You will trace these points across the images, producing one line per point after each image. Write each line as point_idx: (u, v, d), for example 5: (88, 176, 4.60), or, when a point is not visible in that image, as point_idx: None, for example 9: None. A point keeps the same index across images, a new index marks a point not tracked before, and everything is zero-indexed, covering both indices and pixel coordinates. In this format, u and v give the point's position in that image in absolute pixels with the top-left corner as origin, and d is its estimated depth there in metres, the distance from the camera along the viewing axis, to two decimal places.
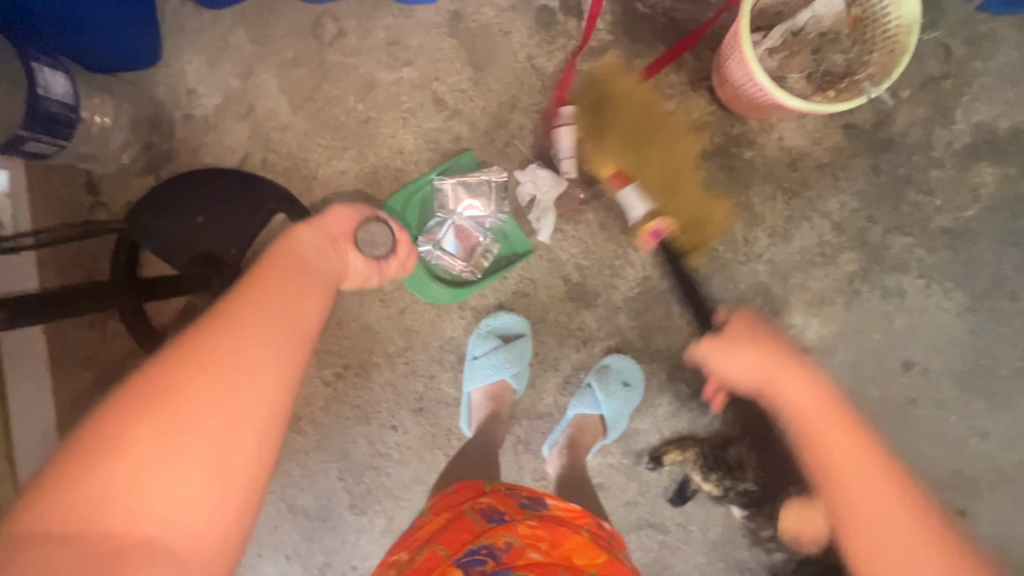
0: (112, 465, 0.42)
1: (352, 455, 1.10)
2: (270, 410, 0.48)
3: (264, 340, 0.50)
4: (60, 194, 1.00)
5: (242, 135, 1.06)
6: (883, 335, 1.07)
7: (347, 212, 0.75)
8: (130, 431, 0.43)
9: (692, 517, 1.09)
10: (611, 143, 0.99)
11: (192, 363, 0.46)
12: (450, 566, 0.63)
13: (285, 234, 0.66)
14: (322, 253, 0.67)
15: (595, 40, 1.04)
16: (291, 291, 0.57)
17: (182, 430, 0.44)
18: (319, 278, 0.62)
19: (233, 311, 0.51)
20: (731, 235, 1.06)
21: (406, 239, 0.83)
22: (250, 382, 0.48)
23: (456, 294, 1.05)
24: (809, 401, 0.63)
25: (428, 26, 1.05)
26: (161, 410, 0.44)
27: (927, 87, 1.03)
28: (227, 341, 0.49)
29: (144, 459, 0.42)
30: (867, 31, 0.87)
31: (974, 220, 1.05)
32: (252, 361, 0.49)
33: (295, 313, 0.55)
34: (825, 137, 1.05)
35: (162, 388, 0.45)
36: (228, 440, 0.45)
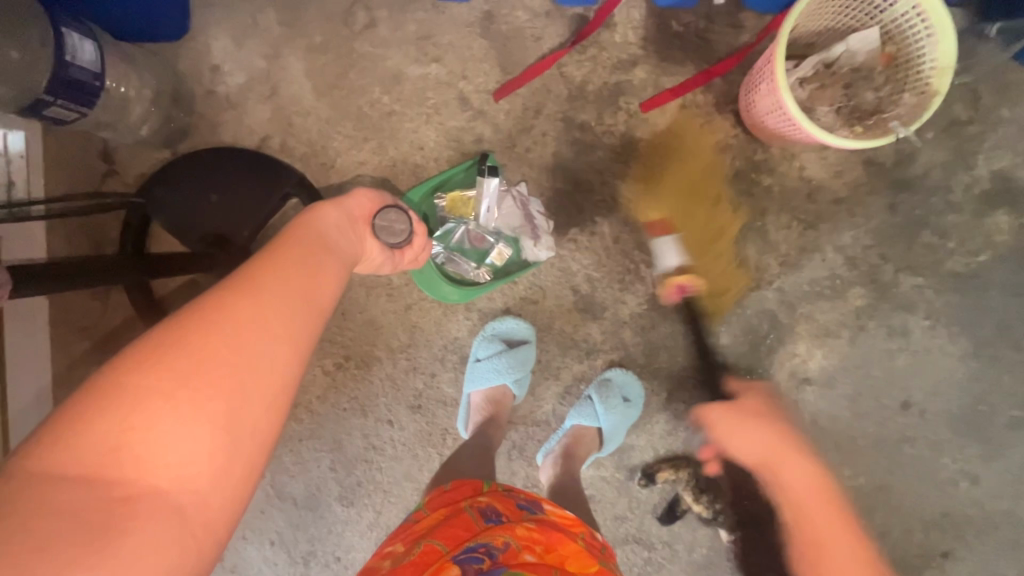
0: (126, 412, 0.39)
1: (345, 447, 1.09)
2: (284, 376, 0.47)
3: (285, 305, 0.49)
4: (74, 160, 0.99)
5: (263, 117, 1.05)
6: (884, 372, 1.07)
7: (371, 196, 0.73)
8: (148, 378, 0.40)
9: (678, 536, 1.10)
10: (667, 190, 1.01)
11: (215, 317, 0.44)
12: (447, 562, 0.62)
13: (307, 207, 0.64)
14: (343, 231, 0.66)
15: (626, 53, 1.04)
16: (311, 263, 0.55)
17: (201, 384, 0.42)
18: (337, 254, 0.60)
19: (255, 273, 0.49)
20: (744, 260, 1.06)
21: (423, 232, 0.81)
22: (270, 345, 0.46)
23: (465, 294, 1.04)
24: (805, 487, 0.76)
25: (460, 24, 1.04)
26: (184, 361, 0.42)
27: (951, 130, 1.03)
28: (252, 301, 0.47)
29: (160, 409, 0.40)
30: (900, 71, 0.87)
31: (986, 265, 1.05)
32: (273, 325, 0.47)
33: (314, 284, 0.53)
34: (845, 171, 1.05)
35: (184, 338, 0.43)
36: (243, 401, 0.43)
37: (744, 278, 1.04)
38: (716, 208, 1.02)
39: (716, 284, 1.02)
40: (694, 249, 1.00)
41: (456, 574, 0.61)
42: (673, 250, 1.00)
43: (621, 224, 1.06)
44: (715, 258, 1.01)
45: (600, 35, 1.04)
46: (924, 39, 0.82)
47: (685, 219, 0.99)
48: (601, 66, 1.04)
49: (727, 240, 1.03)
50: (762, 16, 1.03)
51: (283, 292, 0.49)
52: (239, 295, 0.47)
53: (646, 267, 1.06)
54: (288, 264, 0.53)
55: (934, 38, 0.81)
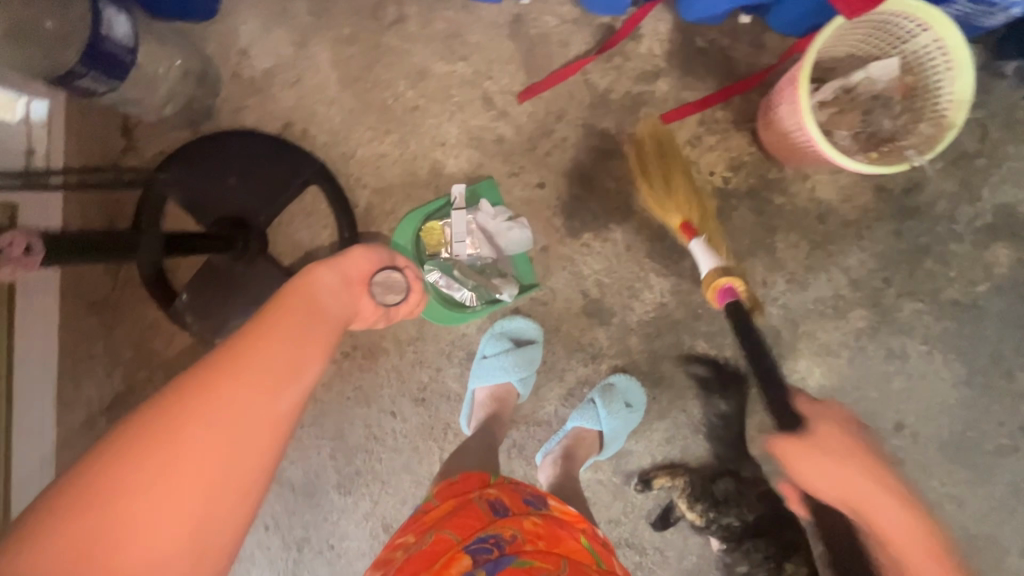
0: (101, 514, 0.39)
1: (347, 435, 1.10)
2: (258, 469, 0.45)
3: (265, 392, 0.46)
4: (96, 134, 1.00)
5: (286, 103, 1.06)
6: (880, 394, 1.10)
7: (370, 252, 0.66)
8: (124, 477, 0.40)
9: (670, 542, 1.11)
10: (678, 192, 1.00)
11: (190, 410, 0.43)
12: (458, 553, 0.64)
13: (303, 270, 0.59)
14: (337, 296, 0.60)
15: (650, 65, 1.06)
16: (298, 336, 0.51)
17: (175, 483, 0.41)
18: (326, 324, 0.56)
19: (233, 354, 0.46)
20: (751, 276, 1.08)
21: (420, 289, 0.73)
22: (246, 436, 0.44)
23: (457, 317, 1.07)
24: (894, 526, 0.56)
25: (489, 25, 1.06)
26: (159, 451, 0.41)
27: (959, 162, 1.06)
28: (235, 384, 0.45)
29: (135, 509, 0.40)
30: (917, 101, 0.90)
31: (984, 296, 1.08)
32: (249, 415, 0.44)
33: (302, 356, 0.50)
34: (855, 195, 1.07)
35: (159, 434, 0.41)
36: (217, 497, 0.42)
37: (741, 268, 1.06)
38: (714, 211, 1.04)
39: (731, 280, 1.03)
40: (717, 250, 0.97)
41: (467, 565, 0.63)
42: (705, 251, 0.95)
43: (634, 232, 1.07)
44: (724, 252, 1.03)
45: (625, 46, 1.06)
46: (943, 72, 0.85)
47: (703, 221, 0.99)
48: (625, 76, 1.06)
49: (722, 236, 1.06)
50: (784, 39, 1.05)
51: (263, 375, 0.46)
52: (217, 381, 0.44)
53: (656, 276, 1.08)
54: (278, 335, 0.50)
55: (953, 72, 0.83)
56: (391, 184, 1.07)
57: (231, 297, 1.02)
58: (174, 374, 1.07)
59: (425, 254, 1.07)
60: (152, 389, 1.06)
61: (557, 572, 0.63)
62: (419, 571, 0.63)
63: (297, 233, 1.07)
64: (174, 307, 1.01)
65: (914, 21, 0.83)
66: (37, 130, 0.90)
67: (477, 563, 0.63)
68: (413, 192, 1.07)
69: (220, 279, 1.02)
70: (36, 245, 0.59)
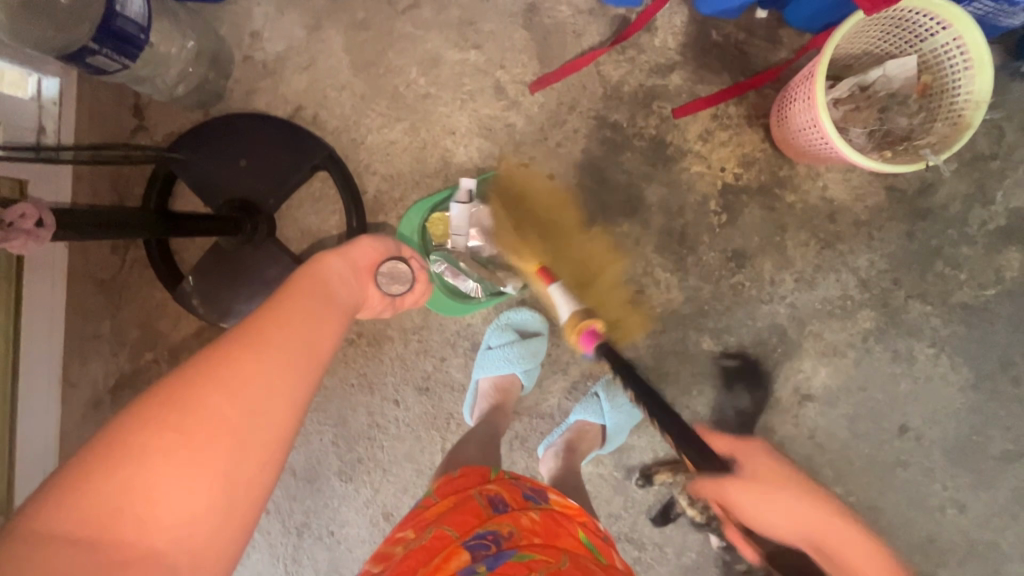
0: (129, 475, 0.40)
1: (350, 422, 1.10)
2: (278, 438, 0.46)
3: (286, 364, 0.47)
4: (107, 112, 1.00)
5: (298, 87, 1.05)
6: (885, 396, 1.09)
7: (376, 243, 0.67)
8: (151, 440, 0.41)
9: (670, 539, 1.11)
10: (529, 239, 0.97)
11: (215, 378, 0.44)
12: (457, 548, 0.62)
13: (313, 256, 0.60)
14: (347, 281, 0.61)
15: (664, 58, 1.05)
16: (315, 313, 0.52)
17: (199, 448, 0.42)
18: (341, 306, 0.57)
19: (256, 328, 0.48)
20: (759, 273, 1.07)
21: (424, 279, 0.74)
22: (267, 406, 0.45)
23: (463, 309, 1.07)
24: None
25: (503, 13, 1.05)
26: (183, 418, 0.42)
27: (973, 164, 1.05)
28: (256, 357, 0.46)
29: (161, 471, 0.41)
30: (934, 101, 0.89)
31: (994, 300, 1.07)
32: (270, 387, 0.46)
33: (319, 332, 0.51)
34: (867, 195, 1.06)
35: (186, 399, 0.43)
36: (240, 462, 0.44)
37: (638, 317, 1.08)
38: (591, 248, 1.05)
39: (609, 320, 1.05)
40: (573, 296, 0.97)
41: (465, 560, 0.61)
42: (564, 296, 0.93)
43: (642, 226, 1.07)
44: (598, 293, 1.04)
45: (640, 38, 1.05)
46: (961, 71, 0.84)
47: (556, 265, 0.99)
48: (638, 69, 1.05)
49: (604, 280, 1.05)
50: (800, 34, 1.04)
51: (285, 350, 0.48)
52: (240, 352, 0.46)
53: (663, 271, 1.07)
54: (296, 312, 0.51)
55: (971, 72, 0.82)
56: (400, 171, 1.07)
57: (237, 280, 1.02)
58: (179, 356, 1.07)
59: (431, 244, 1.06)
60: (157, 371, 1.06)
61: (558, 565, 0.61)
62: (417, 566, 0.62)
63: (305, 218, 1.07)
64: (182, 289, 1.02)
65: (934, 19, 0.82)
66: (47, 106, 0.91)
67: (475, 558, 0.61)
68: (421, 180, 1.07)
69: (227, 263, 1.02)
70: (47, 219, 0.59)
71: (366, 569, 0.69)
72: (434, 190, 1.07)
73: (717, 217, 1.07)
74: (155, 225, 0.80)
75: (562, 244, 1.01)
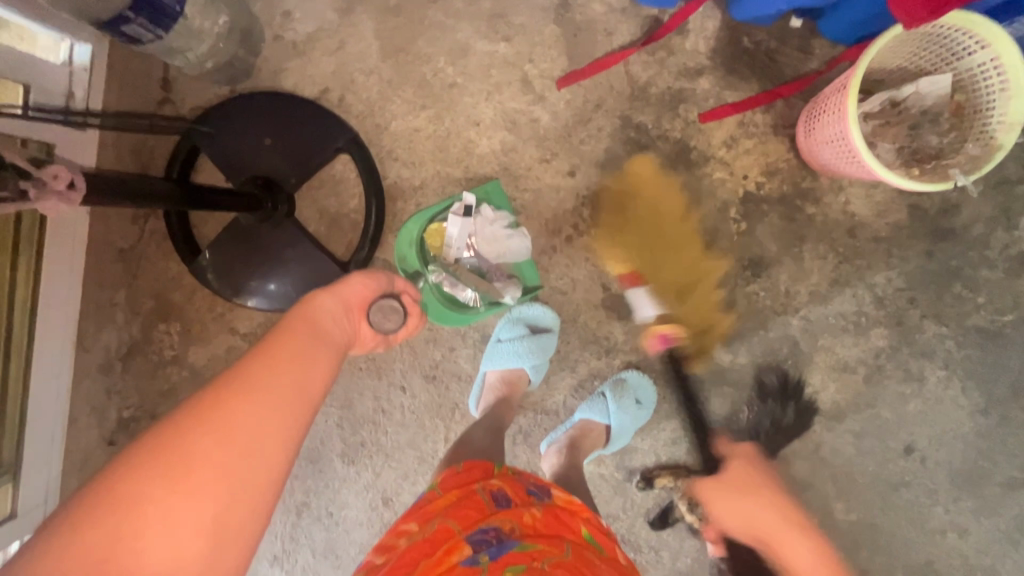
0: (118, 522, 0.40)
1: (355, 406, 1.11)
2: (268, 483, 0.45)
3: (276, 403, 0.46)
4: (136, 82, 1.01)
5: (325, 68, 1.06)
6: (894, 415, 1.09)
7: (366, 277, 0.64)
8: (139, 484, 0.41)
9: (666, 543, 1.11)
10: (625, 245, 1.05)
11: (203, 420, 0.44)
12: (459, 542, 0.62)
13: (305, 292, 0.58)
14: (339, 318, 0.59)
15: (694, 62, 1.05)
16: (308, 354, 0.51)
17: (187, 496, 0.42)
18: (334, 342, 0.55)
19: (244, 371, 0.47)
20: (775, 283, 1.07)
21: (418, 311, 0.71)
22: (255, 452, 0.45)
23: (459, 319, 1.07)
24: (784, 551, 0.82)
25: (536, 7, 1.05)
26: (172, 461, 0.42)
27: (999, 188, 1.04)
28: (244, 397, 0.45)
29: (148, 516, 0.41)
30: (966, 120, 0.88)
31: (1010, 325, 1.06)
32: (256, 430, 0.45)
33: (309, 369, 0.50)
34: (889, 212, 1.06)
35: (173, 442, 0.43)
36: (229, 510, 0.43)
37: (731, 319, 1.07)
38: (695, 255, 1.05)
39: (700, 325, 1.06)
40: (670, 295, 1.05)
41: (467, 554, 0.60)
42: (641, 302, 1.05)
43: None
44: (697, 297, 1.05)
45: (671, 40, 1.04)
46: (997, 91, 0.83)
47: (655, 268, 1.04)
48: (667, 71, 1.05)
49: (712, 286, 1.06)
50: (832, 45, 1.03)
51: (274, 394, 0.47)
52: (227, 397, 0.45)
53: None
54: (287, 349, 0.50)
55: (1006, 93, 0.81)
56: (423, 159, 1.07)
57: (253, 256, 1.03)
58: (191, 329, 1.07)
59: (428, 256, 1.06)
60: (168, 342, 1.07)
61: (561, 557, 0.61)
62: (419, 559, 0.61)
63: (325, 200, 1.07)
64: (198, 263, 1.02)
65: (972, 37, 0.82)
66: (78, 72, 0.93)
67: (478, 551, 0.60)
68: (443, 170, 1.07)
69: (245, 239, 1.03)
70: (78, 182, 0.59)
71: (367, 559, 0.68)
72: (454, 179, 1.07)
73: (736, 225, 1.06)
74: (179, 194, 0.80)
75: (671, 246, 1.04)
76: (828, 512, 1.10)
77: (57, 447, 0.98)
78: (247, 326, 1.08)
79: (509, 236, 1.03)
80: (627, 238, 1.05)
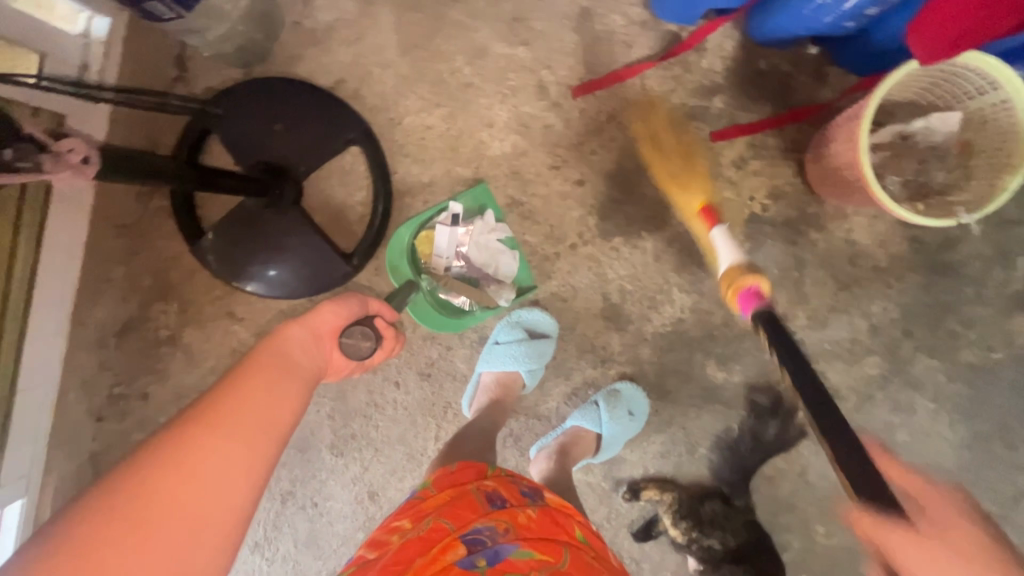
0: (78, 568, 0.39)
1: (348, 398, 1.10)
2: (236, 521, 0.45)
3: (244, 439, 0.47)
4: (151, 59, 1.00)
5: (342, 60, 1.06)
6: (880, 443, 1.10)
7: (336, 307, 0.66)
8: (103, 527, 0.41)
9: (647, 555, 1.12)
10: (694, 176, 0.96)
11: (170, 459, 0.44)
12: (454, 541, 0.62)
13: (274, 326, 0.59)
14: (311, 352, 0.60)
15: (709, 80, 1.05)
16: (279, 386, 0.52)
17: (155, 536, 0.42)
18: (305, 373, 0.57)
19: (214, 407, 0.48)
20: (773, 306, 1.08)
21: (392, 334, 0.74)
22: (224, 488, 0.45)
23: (457, 325, 1.08)
24: None
25: (556, 14, 1.06)
26: (139, 501, 0.42)
27: (999, 227, 1.06)
28: (213, 436, 0.46)
29: (111, 559, 0.40)
30: (972, 159, 0.89)
31: (1000, 363, 1.08)
32: (224, 467, 0.45)
33: (278, 404, 0.51)
34: (890, 243, 1.07)
35: (139, 482, 0.43)
36: (197, 546, 0.43)
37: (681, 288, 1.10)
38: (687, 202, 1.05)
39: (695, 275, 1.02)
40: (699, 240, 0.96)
41: (462, 554, 0.61)
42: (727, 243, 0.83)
43: (664, 244, 1.07)
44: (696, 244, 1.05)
45: (688, 57, 1.05)
46: (1004, 133, 0.84)
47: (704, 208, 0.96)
48: (681, 87, 1.06)
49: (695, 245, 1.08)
50: (846, 75, 1.05)
51: (245, 426, 0.48)
52: (197, 429, 0.46)
53: (678, 290, 1.08)
54: (257, 384, 0.51)
55: (1015, 135, 0.82)
56: (433, 156, 1.07)
57: (256, 241, 1.02)
58: (187, 310, 1.08)
59: (420, 264, 1.08)
60: (164, 321, 1.07)
61: (556, 562, 0.61)
62: (413, 557, 0.61)
63: (332, 190, 1.07)
64: (201, 244, 1.02)
65: (985, 78, 0.82)
66: (95, 46, 0.91)
67: (473, 552, 0.61)
68: (453, 169, 1.07)
69: (250, 224, 1.02)
70: (93, 157, 0.59)
71: (360, 552, 0.68)
72: (463, 179, 1.07)
73: (739, 245, 1.07)
74: (188, 175, 0.79)
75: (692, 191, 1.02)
76: (810, 534, 1.11)
77: (46, 419, 0.96)
78: (245, 311, 1.08)
79: (501, 249, 1.06)
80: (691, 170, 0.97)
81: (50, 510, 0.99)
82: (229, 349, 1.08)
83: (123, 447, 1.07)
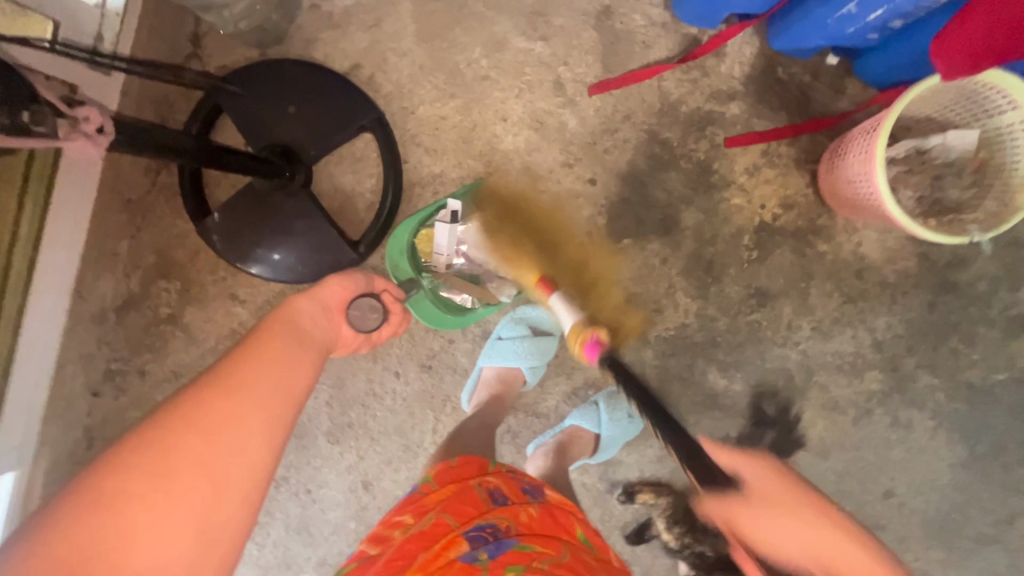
0: (105, 520, 0.41)
1: (347, 386, 1.10)
2: (254, 482, 0.47)
3: (259, 405, 0.48)
4: (166, 33, 0.99)
5: (360, 45, 1.05)
6: (878, 458, 1.10)
7: (343, 281, 0.69)
8: (127, 483, 0.42)
9: (638, 558, 1.12)
10: (524, 250, 0.95)
11: (188, 421, 0.45)
12: (457, 537, 0.61)
13: (284, 300, 0.62)
14: (320, 324, 0.63)
15: (727, 85, 1.05)
16: (292, 356, 0.54)
17: (175, 494, 0.43)
18: (316, 344, 0.59)
19: (229, 375, 0.49)
20: (778, 315, 1.08)
21: (398, 311, 0.79)
22: (240, 450, 0.46)
23: (458, 321, 1.06)
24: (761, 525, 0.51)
25: (577, 11, 1.05)
26: (159, 460, 0.43)
27: (1007, 249, 1.06)
28: (228, 400, 0.47)
29: (135, 514, 0.42)
30: (987, 178, 0.89)
31: (1000, 385, 1.08)
32: (239, 431, 0.47)
33: (290, 372, 0.53)
34: (898, 259, 1.07)
35: (158, 442, 0.44)
36: (216, 505, 0.45)
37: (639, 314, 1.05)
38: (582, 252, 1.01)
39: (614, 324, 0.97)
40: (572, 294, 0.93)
41: (463, 551, 0.60)
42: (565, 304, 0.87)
43: (672, 247, 1.07)
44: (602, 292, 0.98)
45: (707, 61, 1.05)
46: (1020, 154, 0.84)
47: (555, 270, 0.94)
48: (699, 91, 1.05)
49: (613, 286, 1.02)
50: (864, 87, 1.04)
51: (260, 392, 0.49)
52: (214, 394, 0.47)
53: (683, 294, 1.07)
54: (269, 354, 0.53)
55: None
56: (446, 147, 1.06)
57: (262, 223, 1.01)
58: (190, 290, 1.07)
59: (422, 261, 1.07)
60: (165, 299, 1.06)
61: (558, 559, 0.61)
62: (416, 552, 0.61)
63: (342, 176, 1.07)
64: (207, 223, 1.01)
65: (1006, 97, 0.82)
66: (110, 17, 0.89)
67: (476, 547, 0.60)
68: (464, 161, 1.07)
69: (257, 205, 1.02)
70: (108, 127, 0.58)
71: (361, 548, 0.68)
72: (474, 172, 1.07)
73: (748, 253, 1.07)
74: (197, 151, 0.78)
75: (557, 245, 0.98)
76: None
77: (43, 391, 0.95)
78: (247, 293, 1.07)
79: None
80: (524, 242, 0.96)
81: (41, 483, 0.98)
82: (230, 330, 1.07)
83: (119, 423, 1.06)
